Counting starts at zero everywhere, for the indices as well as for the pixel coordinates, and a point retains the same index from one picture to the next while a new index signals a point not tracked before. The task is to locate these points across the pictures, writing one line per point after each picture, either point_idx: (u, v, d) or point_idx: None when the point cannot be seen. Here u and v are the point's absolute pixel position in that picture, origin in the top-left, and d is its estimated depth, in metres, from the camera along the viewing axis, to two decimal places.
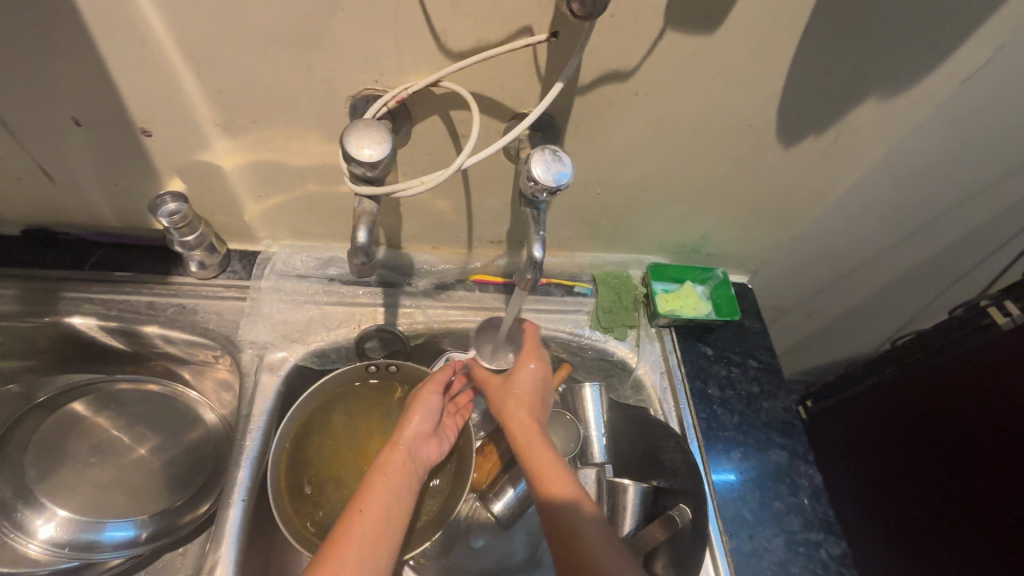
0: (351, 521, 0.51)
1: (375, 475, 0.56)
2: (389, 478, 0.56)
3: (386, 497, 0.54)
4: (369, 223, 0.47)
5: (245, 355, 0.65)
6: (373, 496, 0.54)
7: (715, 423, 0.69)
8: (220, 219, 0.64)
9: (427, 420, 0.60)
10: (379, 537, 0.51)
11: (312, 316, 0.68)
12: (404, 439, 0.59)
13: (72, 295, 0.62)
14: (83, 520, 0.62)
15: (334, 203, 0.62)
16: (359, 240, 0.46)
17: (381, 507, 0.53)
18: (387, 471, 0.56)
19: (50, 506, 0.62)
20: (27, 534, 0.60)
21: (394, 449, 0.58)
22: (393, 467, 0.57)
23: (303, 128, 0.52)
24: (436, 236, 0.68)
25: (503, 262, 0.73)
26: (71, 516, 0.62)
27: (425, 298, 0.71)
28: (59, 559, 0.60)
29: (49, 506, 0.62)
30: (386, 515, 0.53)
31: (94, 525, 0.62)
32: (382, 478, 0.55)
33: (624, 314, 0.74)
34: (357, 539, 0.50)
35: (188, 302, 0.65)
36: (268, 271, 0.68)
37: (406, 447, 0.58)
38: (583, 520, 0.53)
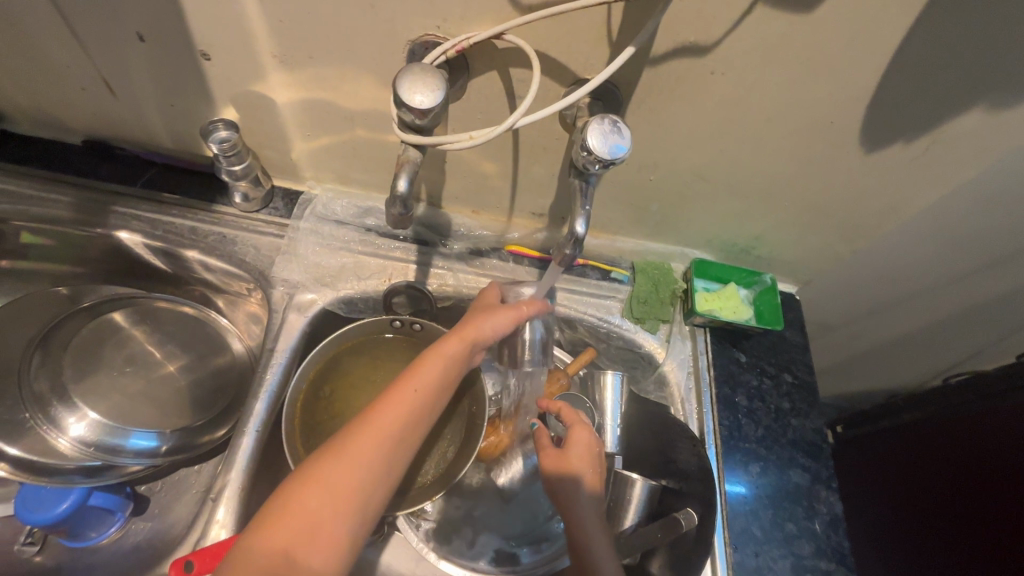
0: (396, 402, 0.49)
1: (428, 357, 0.52)
2: (443, 366, 0.52)
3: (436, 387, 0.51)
4: (411, 172, 0.45)
5: (276, 291, 0.65)
6: (397, 414, 0.49)
7: (737, 433, 0.66)
8: (268, 154, 0.64)
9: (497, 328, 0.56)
10: (410, 434, 0.49)
11: (345, 263, 0.67)
12: (472, 333, 0.54)
13: (123, 211, 0.64)
14: (111, 424, 0.65)
15: (381, 151, 0.61)
16: (399, 189, 0.45)
17: (421, 402, 0.50)
18: (444, 361, 0.52)
19: (82, 406, 0.64)
20: (58, 429, 0.63)
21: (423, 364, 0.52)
22: (437, 379, 0.51)
23: (359, 71, 0.51)
24: (478, 199, 0.67)
25: (541, 236, 0.71)
26: (100, 418, 0.65)
27: (458, 261, 0.70)
28: (85, 456, 0.62)
29: (81, 407, 0.64)
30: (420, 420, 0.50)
31: (121, 430, 0.65)
32: (437, 368, 0.52)
33: (659, 307, 0.72)
34: (357, 461, 0.45)
35: (228, 233, 0.66)
36: (308, 213, 0.68)
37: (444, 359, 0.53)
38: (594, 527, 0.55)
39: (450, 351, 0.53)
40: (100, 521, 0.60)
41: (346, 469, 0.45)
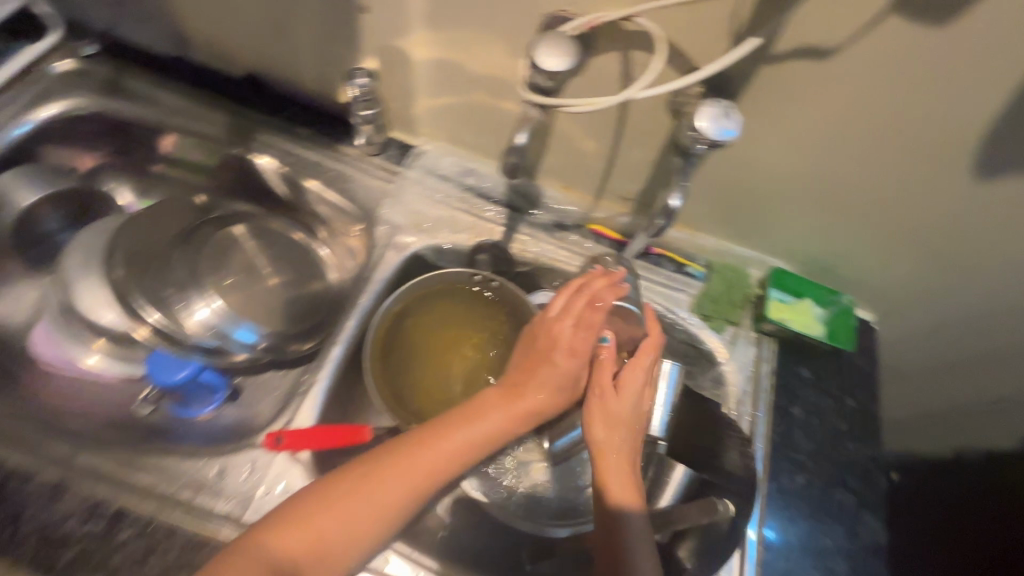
0: (422, 450, 0.54)
1: (470, 414, 0.58)
2: (485, 421, 0.57)
3: (467, 441, 0.56)
4: (530, 129, 0.50)
5: (379, 229, 0.72)
6: (420, 458, 0.54)
7: (788, 442, 0.66)
8: (393, 106, 0.71)
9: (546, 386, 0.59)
10: (427, 480, 0.54)
11: (440, 215, 0.73)
12: (516, 397, 0.59)
13: (265, 137, 0.74)
14: (229, 315, 0.73)
15: (494, 116, 0.67)
16: (517, 142, 0.50)
17: (452, 447, 0.55)
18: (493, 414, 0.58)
19: (210, 294, 0.73)
20: (189, 307, 0.71)
21: (463, 418, 0.57)
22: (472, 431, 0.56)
23: (493, 38, 0.57)
24: (571, 174, 0.71)
25: (625, 220, 0.74)
26: (223, 307, 0.73)
27: (542, 232, 0.74)
28: (205, 335, 0.70)
29: (209, 294, 0.73)
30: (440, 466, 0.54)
31: (236, 321, 0.73)
32: (469, 427, 0.57)
33: (729, 309, 0.72)
34: (382, 492, 0.51)
35: (347, 171, 0.74)
36: (417, 164, 0.75)
37: (487, 414, 0.58)
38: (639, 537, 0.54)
39: (501, 405, 0.58)
40: (202, 397, 0.67)
41: (359, 497, 0.51)
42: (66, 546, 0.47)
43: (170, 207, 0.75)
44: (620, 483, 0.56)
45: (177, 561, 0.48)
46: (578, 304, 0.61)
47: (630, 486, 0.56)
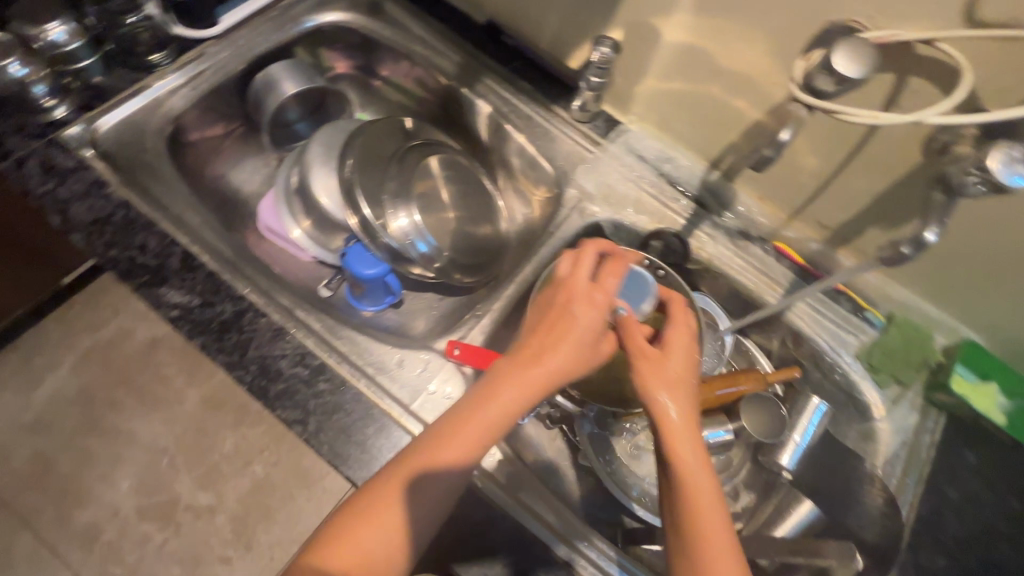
0: (451, 433, 0.47)
1: (500, 386, 0.48)
2: (518, 389, 0.48)
3: (501, 411, 0.47)
4: (794, 127, 0.49)
5: (569, 192, 0.76)
6: (443, 446, 0.46)
7: (937, 521, 0.62)
8: (618, 79, 0.74)
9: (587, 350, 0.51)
10: (456, 459, 0.46)
11: (629, 193, 0.75)
12: (531, 354, 0.49)
13: (489, 83, 0.80)
14: (422, 230, 0.74)
15: (720, 112, 0.67)
16: (780, 139, 0.49)
17: (478, 420, 0.47)
18: (513, 380, 0.48)
19: (412, 207, 0.75)
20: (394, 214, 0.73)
21: (499, 381, 0.48)
22: (487, 410, 0.47)
23: (759, 33, 0.57)
24: (775, 187, 0.70)
25: (815, 247, 0.72)
26: (420, 223, 0.74)
27: (724, 236, 0.74)
28: (398, 244, 0.73)
29: (412, 207, 0.74)
30: (477, 428, 0.47)
31: (424, 235, 0.74)
32: (511, 391, 0.48)
33: (902, 367, 0.69)
34: (382, 505, 0.44)
35: (553, 130, 0.78)
36: (620, 140, 0.77)
37: (518, 385, 0.48)
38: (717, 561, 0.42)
39: (513, 368, 0.49)
40: (378, 296, 0.76)
41: (370, 507, 0.44)
42: (278, 378, 0.56)
43: (383, 126, 0.79)
44: (701, 498, 0.44)
45: (357, 420, 0.55)
46: (589, 261, 0.56)
47: (716, 503, 0.45)
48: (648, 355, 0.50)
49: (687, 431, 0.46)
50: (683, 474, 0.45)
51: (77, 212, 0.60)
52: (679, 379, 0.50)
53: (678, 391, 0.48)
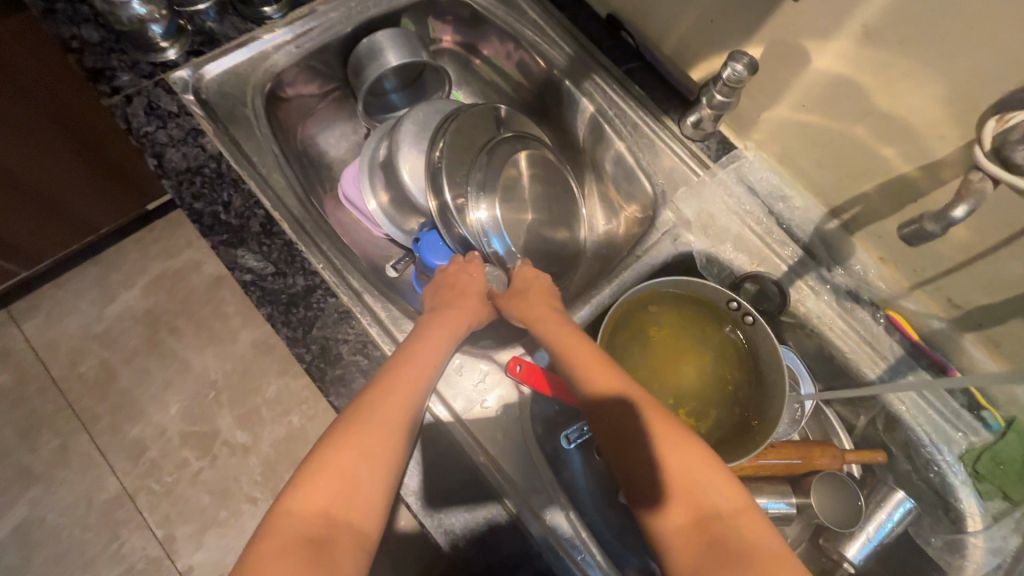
0: (380, 388, 0.49)
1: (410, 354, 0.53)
2: (434, 345, 0.55)
3: (433, 362, 0.54)
4: (973, 204, 0.43)
5: (664, 214, 0.70)
6: (382, 395, 0.48)
7: None
8: (743, 100, 0.67)
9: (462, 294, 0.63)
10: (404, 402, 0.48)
11: (731, 227, 0.69)
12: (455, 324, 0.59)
13: (599, 82, 0.74)
14: (498, 226, 0.71)
15: (858, 156, 0.59)
16: (952, 216, 0.44)
17: (412, 377, 0.51)
18: (436, 348, 0.55)
19: (493, 201, 0.71)
20: (473, 205, 0.69)
21: (414, 343, 0.55)
22: (416, 368, 0.52)
23: (935, 78, 0.49)
24: (903, 251, 0.62)
25: (937, 325, 0.63)
26: (497, 218, 0.71)
27: (831, 291, 0.67)
28: (473, 236, 0.69)
29: (493, 200, 0.71)
30: (419, 377, 0.51)
31: (500, 232, 0.70)
32: (419, 352, 0.54)
33: (1015, 482, 0.60)
34: (343, 454, 0.43)
35: (659, 144, 0.72)
36: (731, 167, 0.69)
37: (434, 337, 0.56)
38: (715, 485, 0.45)
39: (436, 342, 0.56)
40: None
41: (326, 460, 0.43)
42: (335, 363, 0.54)
43: (479, 115, 0.75)
44: (683, 453, 0.47)
45: None
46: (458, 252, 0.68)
47: (698, 452, 0.47)
48: (515, 295, 0.64)
49: (655, 412, 0.50)
50: (655, 429, 0.48)
51: (171, 158, 0.60)
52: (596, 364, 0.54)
53: (590, 365, 0.53)
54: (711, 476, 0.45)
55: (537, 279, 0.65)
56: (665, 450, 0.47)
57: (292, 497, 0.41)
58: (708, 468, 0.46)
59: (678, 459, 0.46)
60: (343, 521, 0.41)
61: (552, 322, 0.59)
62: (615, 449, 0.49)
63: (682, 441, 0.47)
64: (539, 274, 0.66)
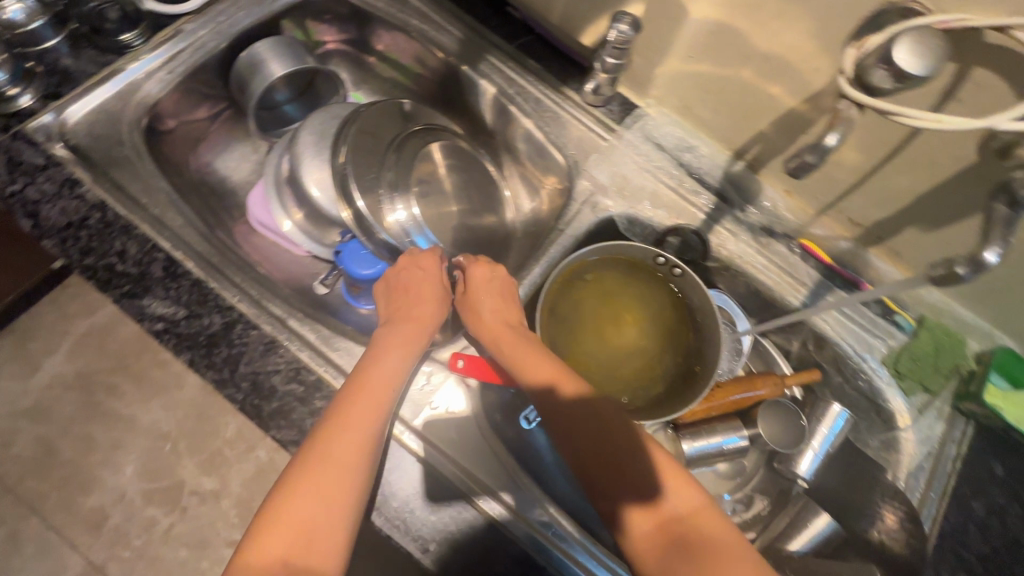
0: (338, 421, 0.49)
1: (370, 372, 0.53)
2: (394, 356, 0.56)
3: (393, 375, 0.54)
4: (844, 131, 0.44)
5: (581, 183, 0.71)
6: (339, 427, 0.49)
7: (960, 536, 0.60)
8: (636, 60, 0.67)
9: (420, 294, 0.61)
10: (364, 432, 0.49)
11: (645, 185, 0.70)
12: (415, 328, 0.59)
13: (495, 62, 0.73)
14: (420, 224, 0.70)
15: (747, 98, 0.61)
16: (827, 144, 0.44)
17: (371, 401, 0.51)
18: (397, 359, 0.55)
19: (410, 199, 0.69)
20: (391, 206, 0.68)
21: (373, 362, 0.54)
22: (375, 388, 0.52)
23: (800, 14, 0.51)
24: (804, 181, 0.65)
25: (844, 245, 0.67)
26: (418, 216, 0.69)
27: (746, 231, 0.69)
28: (395, 237, 0.68)
29: (410, 198, 0.69)
30: (379, 399, 0.52)
31: (423, 230, 0.69)
32: (379, 369, 0.54)
33: (932, 375, 0.65)
34: (300, 499, 0.46)
35: (564, 115, 0.72)
36: (636, 127, 0.71)
37: (394, 349, 0.56)
38: (678, 492, 0.50)
39: (397, 351, 0.56)
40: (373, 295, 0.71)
41: (287, 507, 0.45)
42: (271, 398, 0.52)
43: (379, 113, 0.72)
44: (665, 467, 0.52)
45: None
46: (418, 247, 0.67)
47: (677, 471, 0.52)
48: (473, 293, 0.63)
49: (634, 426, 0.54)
50: (629, 437, 0.52)
51: (48, 216, 0.56)
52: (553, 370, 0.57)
53: (539, 368, 0.56)
54: (688, 491, 0.51)
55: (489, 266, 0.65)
56: (647, 463, 0.51)
57: (252, 548, 0.44)
58: (682, 483, 0.51)
59: (659, 474, 0.51)
60: (300, 564, 0.44)
61: (507, 329, 0.60)
62: (584, 450, 0.52)
63: (664, 460, 0.52)
64: (492, 269, 0.65)
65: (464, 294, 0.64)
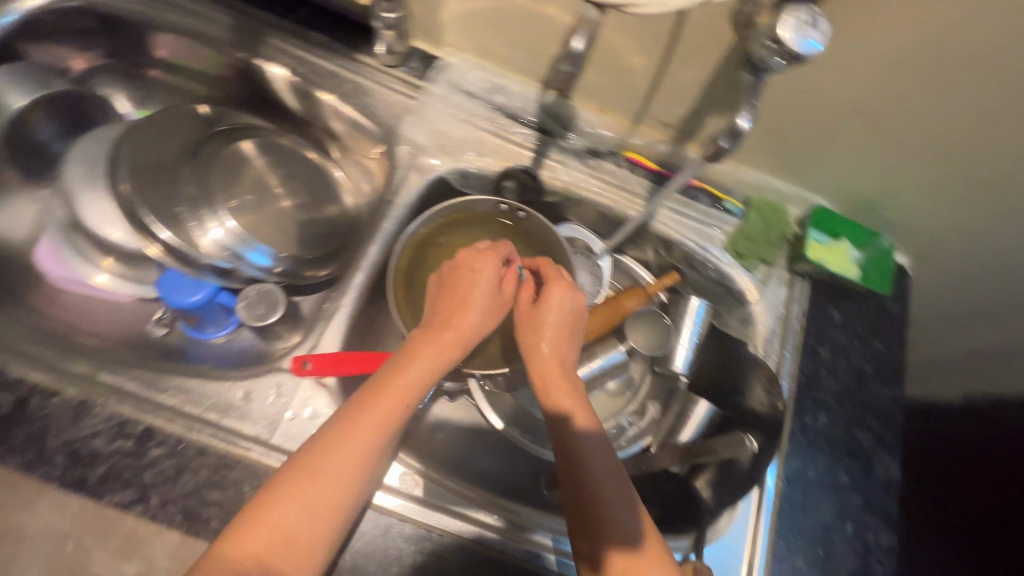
0: (354, 427, 0.47)
1: (391, 375, 0.50)
2: (422, 358, 0.52)
3: (415, 380, 0.51)
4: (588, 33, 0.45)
5: (401, 149, 0.68)
6: (353, 435, 0.47)
7: (814, 382, 0.66)
8: (419, 10, 0.65)
9: (470, 306, 0.56)
10: (372, 449, 0.47)
11: (466, 136, 0.69)
12: (444, 336, 0.54)
13: (276, 42, 0.67)
14: (241, 236, 0.65)
15: (530, 25, 0.61)
16: (574, 48, 0.45)
17: (381, 421, 0.48)
18: (415, 356, 0.52)
19: (222, 214, 0.65)
20: (202, 228, 0.63)
21: (400, 366, 0.51)
22: (389, 396, 0.49)
23: None
24: (610, 95, 0.66)
25: (663, 149, 0.70)
26: (236, 228, 0.65)
27: (574, 157, 0.70)
28: (218, 257, 0.63)
29: (221, 214, 0.65)
30: (391, 415, 0.49)
31: (247, 242, 0.65)
32: (401, 371, 0.51)
33: (765, 248, 0.70)
34: (289, 503, 0.43)
35: (365, 84, 0.68)
36: (442, 79, 0.69)
37: (423, 358, 0.52)
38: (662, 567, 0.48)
39: (423, 349, 0.53)
40: (219, 320, 0.66)
41: (275, 508, 0.43)
42: (95, 463, 0.47)
43: (165, 120, 0.66)
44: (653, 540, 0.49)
45: (208, 480, 0.49)
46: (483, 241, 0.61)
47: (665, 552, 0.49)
48: (525, 312, 0.59)
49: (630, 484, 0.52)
50: (615, 481, 0.51)
51: None
52: (556, 381, 0.55)
53: (572, 396, 0.55)
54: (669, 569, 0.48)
55: (496, 253, 0.59)
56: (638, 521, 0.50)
57: (232, 538, 0.42)
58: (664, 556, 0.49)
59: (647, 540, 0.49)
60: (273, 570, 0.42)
61: (547, 354, 0.56)
62: (571, 473, 0.51)
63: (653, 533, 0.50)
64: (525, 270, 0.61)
65: (505, 284, 0.60)
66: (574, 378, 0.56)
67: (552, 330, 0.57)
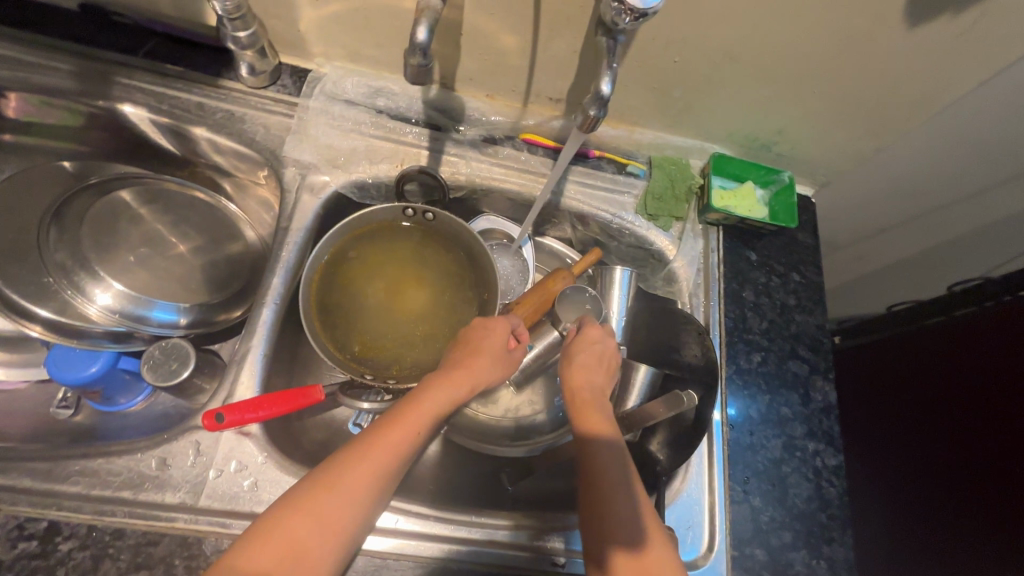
0: (373, 445, 0.46)
1: (409, 402, 0.49)
2: (439, 388, 0.51)
3: (430, 408, 0.50)
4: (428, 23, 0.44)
5: (289, 171, 0.64)
6: (370, 455, 0.45)
7: (742, 325, 0.68)
8: (274, 24, 0.61)
9: (495, 355, 0.55)
10: (389, 470, 0.46)
11: (356, 146, 0.66)
12: (462, 378, 0.53)
13: (126, 81, 0.62)
14: (134, 296, 0.64)
15: (392, 22, 0.58)
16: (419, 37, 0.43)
17: (399, 445, 0.47)
18: (435, 384, 0.51)
19: (106, 279, 0.64)
20: (88, 297, 0.62)
21: (418, 393, 0.50)
22: (408, 421, 0.48)
23: None
24: (492, 80, 0.64)
25: (558, 124, 0.69)
26: (125, 290, 0.64)
27: (471, 148, 0.68)
28: (112, 322, 0.62)
29: (105, 279, 0.63)
30: (408, 441, 0.47)
31: (144, 301, 0.64)
32: (418, 402, 0.49)
33: (674, 204, 0.71)
34: (302, 520, 0.42)
35: (236, 110, 0.64)
36: (318, 91, 0.66)
37: (441, 386, 0.51)
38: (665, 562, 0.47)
39: (441, 376, 0.52)
40: (129, 388, 0.60)
41: (291, 522, 0.42)
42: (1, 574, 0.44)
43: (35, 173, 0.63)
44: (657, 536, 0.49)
45: (133, 562, 0.46)
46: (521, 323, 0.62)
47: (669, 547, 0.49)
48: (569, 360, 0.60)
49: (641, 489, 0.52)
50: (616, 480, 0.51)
51: None
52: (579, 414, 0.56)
53: (588, 424, 0.55)
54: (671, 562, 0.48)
55: (598, 334, 0.61)
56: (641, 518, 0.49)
57: (244, 553, 0.40)
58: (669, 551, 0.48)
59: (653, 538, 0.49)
60: None
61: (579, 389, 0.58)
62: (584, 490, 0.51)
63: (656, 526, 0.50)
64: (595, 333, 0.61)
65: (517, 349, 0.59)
66: (601, 408, 0.57)
67: (580, 363, 0.59)
